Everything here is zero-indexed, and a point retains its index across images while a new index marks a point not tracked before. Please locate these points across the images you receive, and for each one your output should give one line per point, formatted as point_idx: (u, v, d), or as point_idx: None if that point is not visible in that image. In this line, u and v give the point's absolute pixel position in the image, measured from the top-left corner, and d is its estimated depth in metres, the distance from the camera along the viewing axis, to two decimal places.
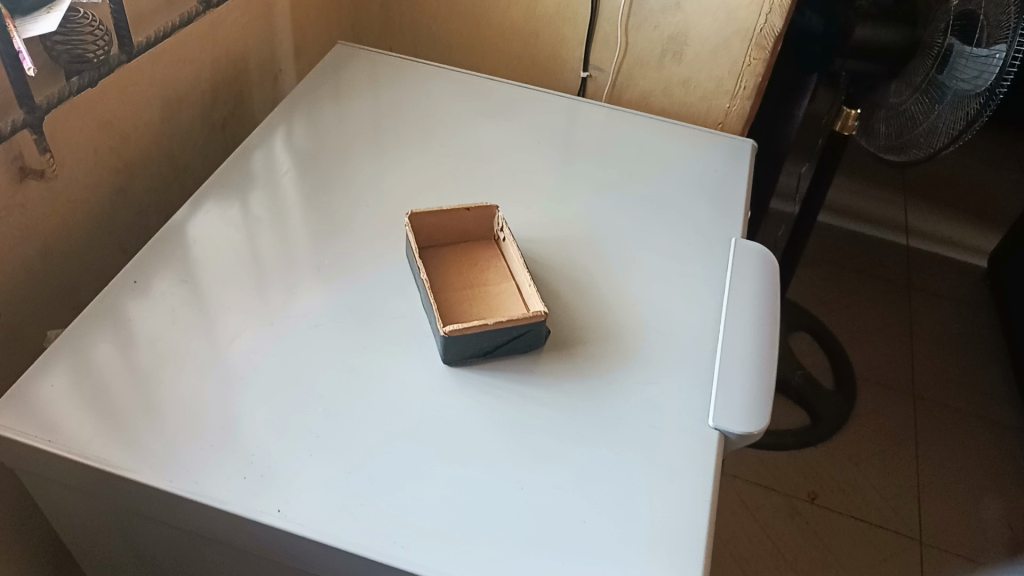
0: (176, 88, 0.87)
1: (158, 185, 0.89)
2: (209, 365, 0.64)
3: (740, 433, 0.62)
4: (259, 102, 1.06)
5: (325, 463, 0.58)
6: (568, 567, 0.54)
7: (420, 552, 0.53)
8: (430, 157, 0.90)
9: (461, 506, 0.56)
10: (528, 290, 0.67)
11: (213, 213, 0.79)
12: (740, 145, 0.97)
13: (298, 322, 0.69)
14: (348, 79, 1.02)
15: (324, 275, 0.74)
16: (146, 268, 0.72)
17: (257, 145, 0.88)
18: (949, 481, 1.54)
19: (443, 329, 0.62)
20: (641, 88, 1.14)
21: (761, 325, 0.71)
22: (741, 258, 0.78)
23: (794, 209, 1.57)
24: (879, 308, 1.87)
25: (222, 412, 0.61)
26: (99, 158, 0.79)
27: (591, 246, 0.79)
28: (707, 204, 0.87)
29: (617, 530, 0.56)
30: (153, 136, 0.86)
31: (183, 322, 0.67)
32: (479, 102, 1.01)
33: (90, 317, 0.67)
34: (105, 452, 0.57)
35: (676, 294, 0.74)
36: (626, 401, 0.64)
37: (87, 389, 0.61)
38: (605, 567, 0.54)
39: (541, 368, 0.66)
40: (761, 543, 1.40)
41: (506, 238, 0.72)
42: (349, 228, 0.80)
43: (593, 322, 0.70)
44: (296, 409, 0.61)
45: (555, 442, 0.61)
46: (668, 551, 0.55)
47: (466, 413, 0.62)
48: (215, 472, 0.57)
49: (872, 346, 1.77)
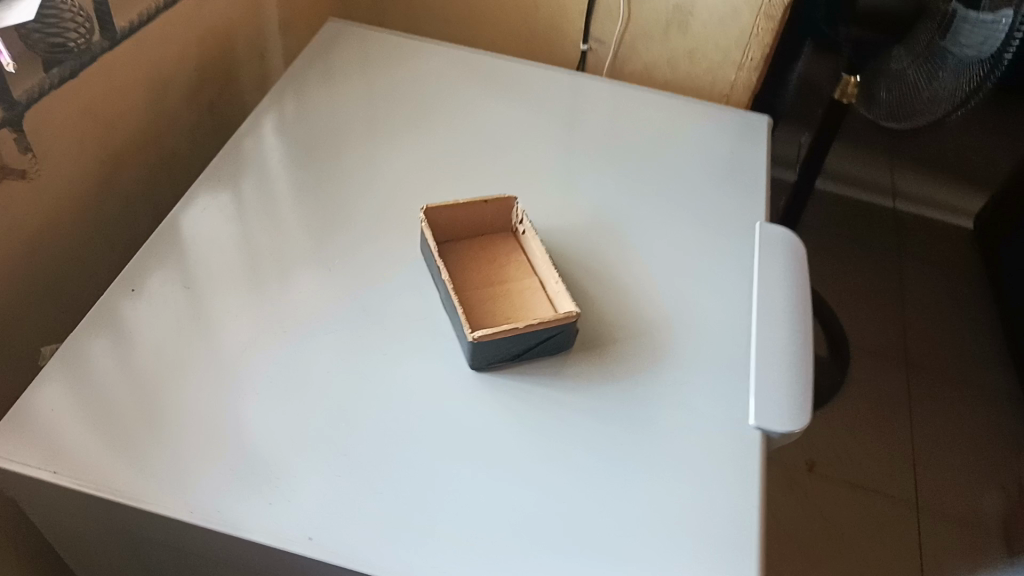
0: (161, 72, 0.82)
1: (146, 176, 0.84)
2: (220, 379, 0.60)
3: (782, 432, 0.60)
4: (246, 81, 1.00)
5: (358, 484, 0.55)
6: (568, 568, 0.52)
7: (454, 567, 0.52)
8: (436, 145, 0.86)
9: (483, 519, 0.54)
10: (557, 288, 0.63)
11: (209, 209, 0.74)
12: (755, 121, 0.93)
13: (311, 330, 0.65)
14: (339, 58, 0.97)
15: (333, 276, 0.70)
16: (144, 272, 0.67)
17: (250, 134, 0.83)
18: (941, 444, 1.55)
19: (471, 336, 0.58)
20: (644, 59, 1.10)
21: (794, 317, 0.68)
22: (766, 245, 0.75)
23: (791, 177, 1.55)
24: (870, 275, 1.86)
25: (239, 430, 0.57)
26: (84, 150, 0.73)
27: (614, 235, 0.76)
28: (725, 187, 0.84)
29: (648, 541, 0.54)
30: (140, 124, 0.80)
31: (188, 332, 0.63)
32: (481, 81, 0.96)
33: (87, 328, 0.62)
34: (117, 480, 0.54)
35: (703, 286, 0.72)
36: (662, 402, 0.62)
37: (92, 410, 0.57)
38: (606, 569, 0.53)
39: (571, 369, 0.63)
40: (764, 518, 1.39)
41: (526, 230, 0.68)
42: (357, 222, 0.76)
43: (621, 318, 0.68)
44: (316, 427, 0.58)
45: (596, 450, 0.59)
46: (710, 557, 0.54)
47: (500, 420, 0.60)
48: (241, 498, 0.54)
49: (864, 312, 1.77)
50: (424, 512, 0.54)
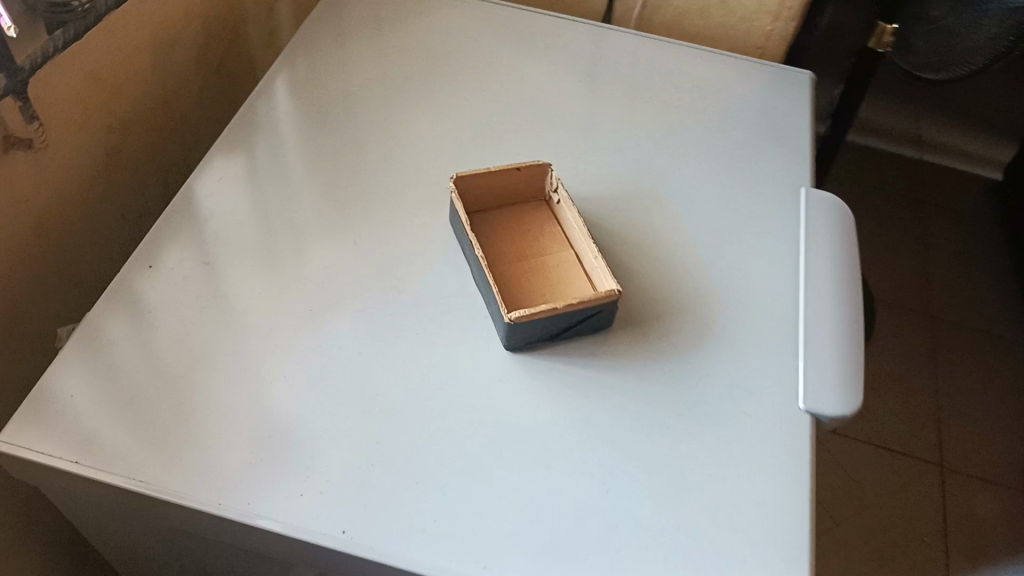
0: (165, 30, 0.77)
1: (156, 144, 0.80)
2: (245, 366, 0.59)
3: (834, 415, 0.57)
4: (256, 38, 0.95)
5: (394, 475, 0.53)
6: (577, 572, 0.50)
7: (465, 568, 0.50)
8: (461, 109, 0.82)
9: (516, 513, 0.52)
10: (595, 263, 0.60)
11: (224, 180, 0.72)
12: (797, 75, 0.88)
13: (341, 317, 0.63)
14: (354, 13, 0.92)
15: (357, 255, 0.67)
16: (160, 247, 0.65)
17: (264, 96, 0.80)
18: (967, 402, 1.50)
19: (507, 316, 0.55)
20: (673, 9, 1.05)
21: (844, 289, 0.65)
22: (812, 211, 0.71)
23: None
24: (893, 227, 1.79)
25: (270, 420, 0.56)
26: (88, 118, 0.69)
27: (650, 203, 0.73)
28: (766, 146, 0.79)
29: (684, 531, 0.53)
30: (147, 88, 0.76)
31: (210, 313, 0.62)
32: (504, 35, 0.91)
33: (107, 307, 0.61)
34: (146, 472, 0.53)
35: (748, 257, 0.69)
36: (703, 385, 0.60)
37: (118, 397, 0.56)
38: (606, 571, 0.51)
39: (610, 349, 0.61)
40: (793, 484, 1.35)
41: (561, 199, 0.64)
42: (376, 193, 0.73)
43: (660, 293, 0.65)
44: (346, 417, 0.56)
45: (641, 437, 0.57)
46: (746, 548, 0.52)
47: (538, 405, 0.58)
48: (273, 491, 0.52)
49: (885, 265, 1.71)
50: (463, 501, 0.53)
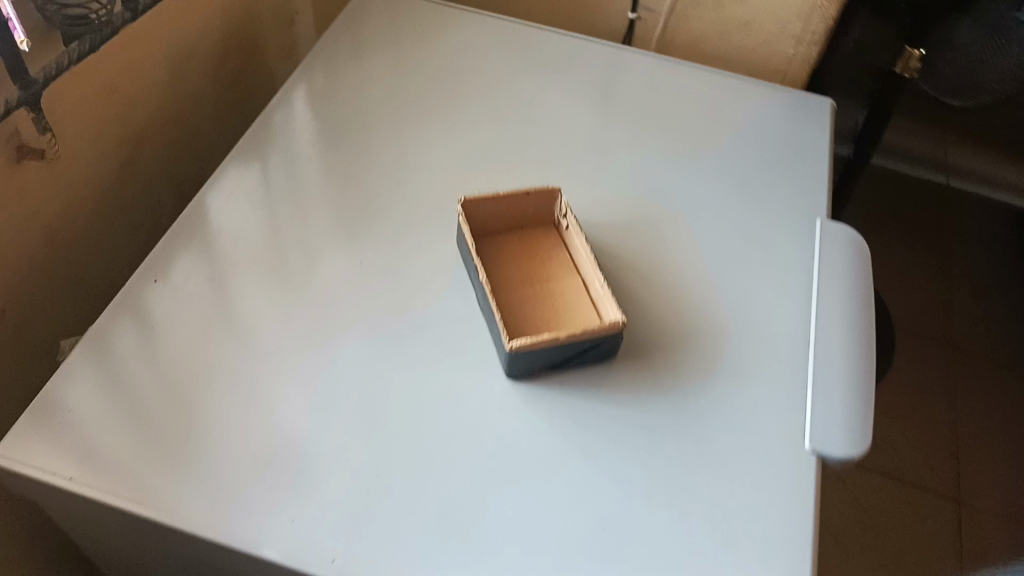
0: (184, 40, 0.78)
1: (171, 154, 0.81)
2: (247, 387, 0.59)
3: (841, 457, 0.57)
4: (275, 51, 0.96)
5: (392, 504, 0.53)
6: None
7: None
8: (475, 128, 0.82)
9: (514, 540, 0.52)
10: (601, 292, 0.60)
11: (233, 195, 0.72)
12: (816, 101, 0.87)
13: (346, 336, 0.63)
14: (373, 27, 0.92)
15: (364, 273, 0.67)
16: (166, 262, 0.65)
17: (279, 109, 0.80)
18: (988, 435, 1.46)
19: (509, 344, 0.55)
20: (694, 30, 1.04)
21: (856, 324, 0.64)
22: (826, 241, 0.70)
23: None
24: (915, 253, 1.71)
25: (266, 445, 0.56)
26: (103, 127, 0.70)
27: (662, 229, 0.72)
28: (782, 173, 0.78)
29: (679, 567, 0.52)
30: (162, 99, 0.77)
31: (213, 331, 0.62)
32: (522, 53, 0.91)
33: (113, 321, 0.61)
34: (139, 492, 0.53)
35: (760, 287, 0.68)
36: (708, 420, 0.59)
37: (120, 414, 0.57)
38: None
39: (614, 377, 0.60)
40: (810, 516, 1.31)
41: (569, 224, 0.64)
42: (386, 211, 0.73)
43: (667, 322, 0.64)
44: (347, 442, 0.56)
45: (642, 471, 0.56)
46: None
47: (540, 435, 0.57)
48: (269, 520, 0.52)
49: (907, 290, 1.64)
50: (457, 530, 0.52)
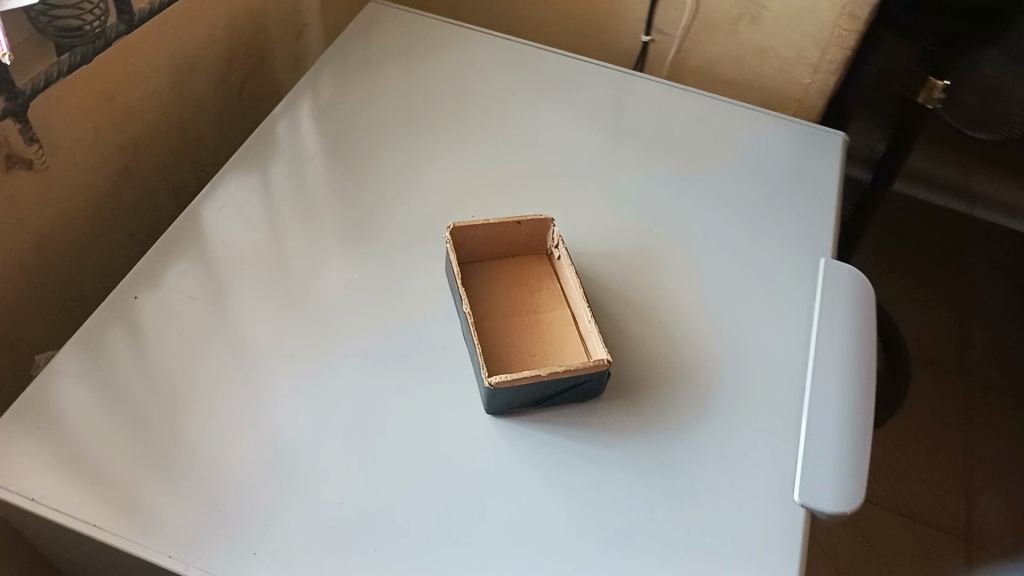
0: (186, 49, 0.77)
1: (170, 163, 0.80)
2: (223, 410, 0.58)
3: (831, 511, 0.54)
4: (282, 61, 0.95)
5: (360, 541, 0.52)
6: None
7: None
8: (476, 146, 0.80)
9: None
10: (589, 327, 0.58)
11: (224, 210, 0.71)
12: (829, 133, 0.85)
13: (327, 361, 0.61)
14: (381, 41, 0.91)
15: (355, 293, 0.66)
16: (150, 277, 0.64)
17: (278, 122, 0.79)
18: (1002, 470, 1.32)
19: (488, 380, 0.53)
20: (709, 54, 1.02)
21: (857, 370, 0.62)
22: (829, 279, 0.68)
23: None
24: (930, 282, 1.60)
25: (236, 475, 0.54)
26: (100, 136, 0.69)
27: (659, 261, 0.70)
28: (791, 207, 0.76)
29: None
30: (161, 107, 0.76)
31: (194, 350, 0.61)
32: (529, 72, 0.90)
33: (99, 333, 0.61)
34: (105, 516, 0.52)
35: (758, 326, 0.65)
36: (696, 465, 0.57)
37: (93, 433, 0.55)
38: None
39: (600, 417, 0.58)
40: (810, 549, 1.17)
41: (561, 254, 0.62)
42: (381, 229, 0.71)
43: (658, 359, 0.62)
44: (318, 474, 0.55)
45: (621, 516, 0.54)
46: None
47: (520, 475, 0.55)
48: (236, 553, 0.51)
49: (922, 317, 1.53)
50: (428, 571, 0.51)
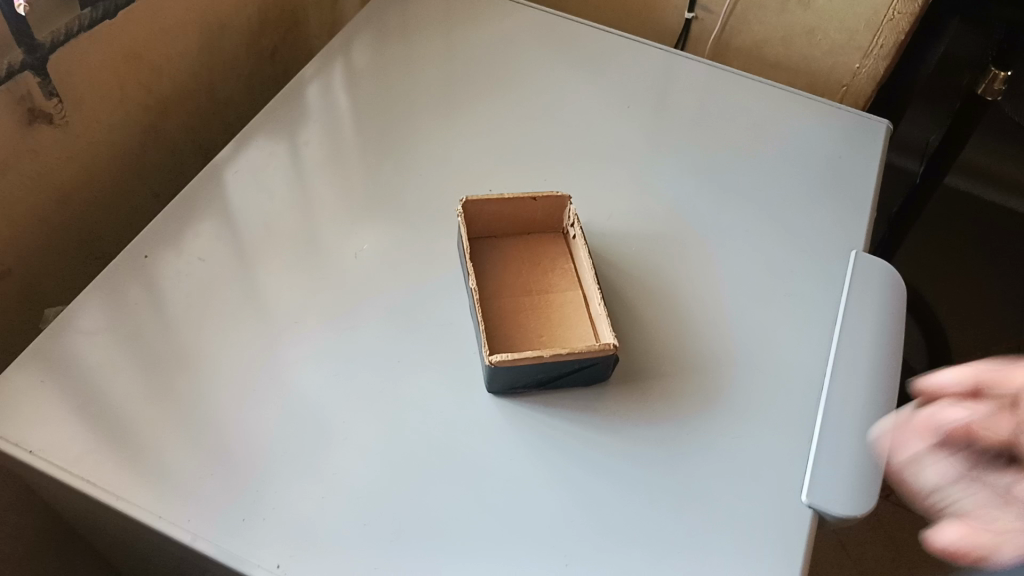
0: (215, 10, 0.76)
1: (195, 122, 0.80)
2: (225, 374, 0.57)
3: (840, 515, 0.52)
4: (316, 24, 0.94)
5: (348, 513, 0.51)
6: None
7: None
8: (502, 120, 0.78)
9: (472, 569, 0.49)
10: (599, 311, 0.56)
11: (241, 173, 0.70)
12: (875, 122, 0.81)
13: (333, 330, 0.60)
14: (416, 7, 0.90)
15: (366, 265, 0.65)
16: (161, 239, 0.64)
17: (303, 87, 0.78)
18: None
19: (488, 358, 0.51)
20: (754, 35, 0.99)
21: (879, 374, 0.59)
22: (859, 277, 0.65)
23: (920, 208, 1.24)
24: (952, 292, 1.44)
25: (234, 438, 0.54)
26: (125, 95, 0.69)
27: (680, 248, 0.68)
28: (823, 199, 0.73)
29: None
30: (187, 67, 0.75)
31: (201, 313, 0.60)
32: (563, 48, 0.87)
33: (117, 285, 0.61)
34: (100, 472, 0.52)
35: (779, 320, 0.63)
36: (700, 458, 0.55)
37: (94, 389, 0.55)
38: None
39: (609, 404, 0.57)
40: (833, 552, 1.14)
41: (576, 235, 0.60)
42: (398, 201, 0.70)
43: (671, 349, 0.60)
44: (314, 444, 0.54)
45: (617, 507, 0.52)
46: None
47: (518, 457, 0.54)
48: (227, 517, 0.50)
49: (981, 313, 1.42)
50: (415, 549, 0.50)
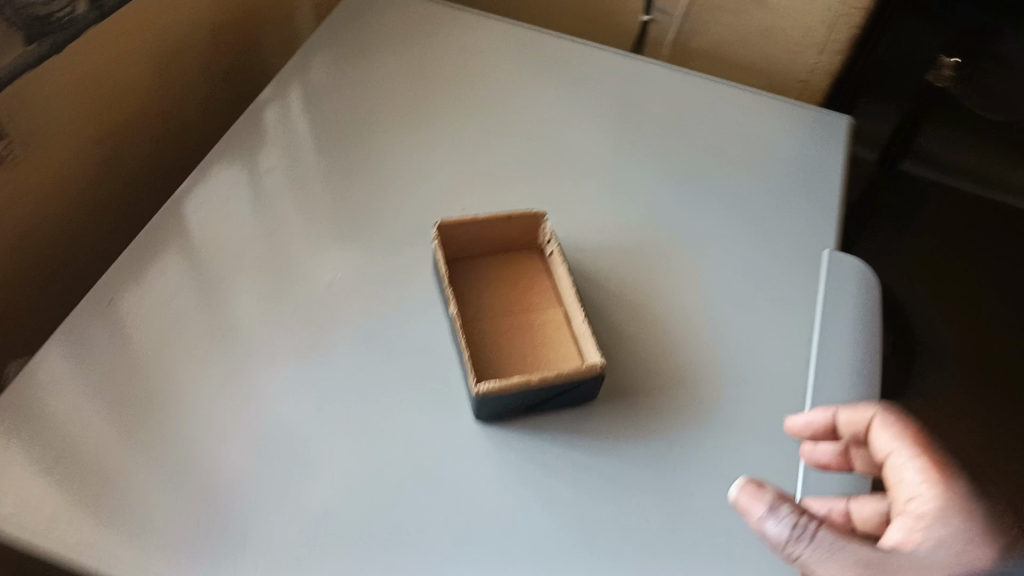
0: (168, 35, 0.74)
1: (153, 151, 0.77)
2: (202, 417, 0.55)
3: None
4: (272, 43, 0.92)
5: (341, 553, 0.50)
6: None
7: None
8: (469, 135, 0.78)
9: None
10: (583, 330, 0.56)
11: (205, 206, 0.68)
12: (837, 119, 0.82)
13: (309, 365, 0.59)
14: (373, 23, 0.89)
15: (341, 292, 0.64)
16: (125, 280, 0.62)
17: (263, 111, 0.76)
18: None
19: (476, 388, 0.51)
20: (712, 35, 0.99)
21: (860, 375, 0.60)
22: (834, 277, 0.66)
23: None
24: None
25: (216, 483, 0.52)
26: (80, 127, 0.67)
27: (657, 258, 0.68)
28: (794, 200, 0.73)
29: None
30: (142, 94, 0.73)
31: (174, 354, 0.58)
32: (524, 57, 0.87)
33: (82, 330, 0.58)
34: (78, 531, 0.50)
35: (759, 325, 0.63)
36: (693, 471, 0.55)
37: (66, 444, 0.53)
38: None
39: (598, 422, 0.57)
40: None
41: (554, 251, 0.60)
42: (369, 224, 0.69)
43: (656, 361, 0.60)
44: (300, 482, 0.53)
45: (615, 527, 0.52)
46: None
47: (512, 483, 0.54)
48: (213, 569, 0.49)
49: None
50: None
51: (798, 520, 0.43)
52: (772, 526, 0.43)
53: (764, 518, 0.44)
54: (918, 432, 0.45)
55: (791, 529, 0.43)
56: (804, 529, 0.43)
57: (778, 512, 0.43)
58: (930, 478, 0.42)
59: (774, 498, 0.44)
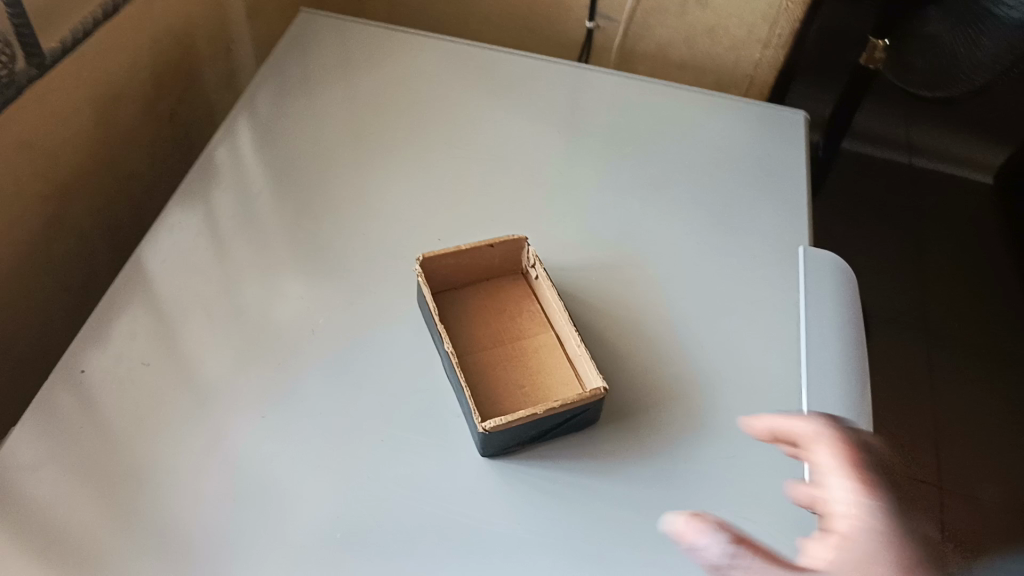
0: (107, 82, 0.70)
1: (101, 203, 0.74)
2: (193, 486, 0.53)
3: None
4: (212, 78, 0.89)
5: None
6: None
7: None
8: (432, 160, 0.76)
9: None
10: (579, 354, 0.55)
11: (169, 259, 0.65)
12: (791, 114, 0.83)
13: (301, 417, 0.56)
14: (318, 52, 0.86)
15: (322, 335, 0.61)
16: (93, 347, 0.59)
17: (218, 154, 0.74)
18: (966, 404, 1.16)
19: (481, 426, 0.49)
20: (658, 38, 1.00)
21: (849, 366, 0.61)
22: (811, 274, 0.67)
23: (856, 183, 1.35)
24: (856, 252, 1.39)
25: (216, 556, 0.50)
26: (21, 188, 0.63)
27: (637, 271, 0.67)
28: (762, 200, 0.74)
29: None
30: (85, 147, 0.69)
31: (155, 421, 0.55)
32: (477, 75, 0.86)
33: (53, 407, 0.55)
34: None
35: (746, 329, 0.64)
36: (701, 485, 0.55)
37: (50, 531, 0.50)
38: None
39: (601, 446, 0.56)
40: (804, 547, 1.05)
41: (539, 275, 0.59)
42: (342, 261, 0.67)
43: (652, 377, 0.60)
44: (306, 544, 0.50)
45: (631, 551, 0.51)
46: None
47: (523, 517, 0.53)
48: None
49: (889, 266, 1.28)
50: None
51: (734, 553, 0.34)
52: (708, 556, 0.35)
53: (699, 547, 0.35)
54: (860, 450, 0.38)
55: (726, 559, 0.35)
56: (738, 563, 0.34)
57: (719, 544, 0.35)
58: (865, 505, 0.35)
59: (716, 526, 0.35)
